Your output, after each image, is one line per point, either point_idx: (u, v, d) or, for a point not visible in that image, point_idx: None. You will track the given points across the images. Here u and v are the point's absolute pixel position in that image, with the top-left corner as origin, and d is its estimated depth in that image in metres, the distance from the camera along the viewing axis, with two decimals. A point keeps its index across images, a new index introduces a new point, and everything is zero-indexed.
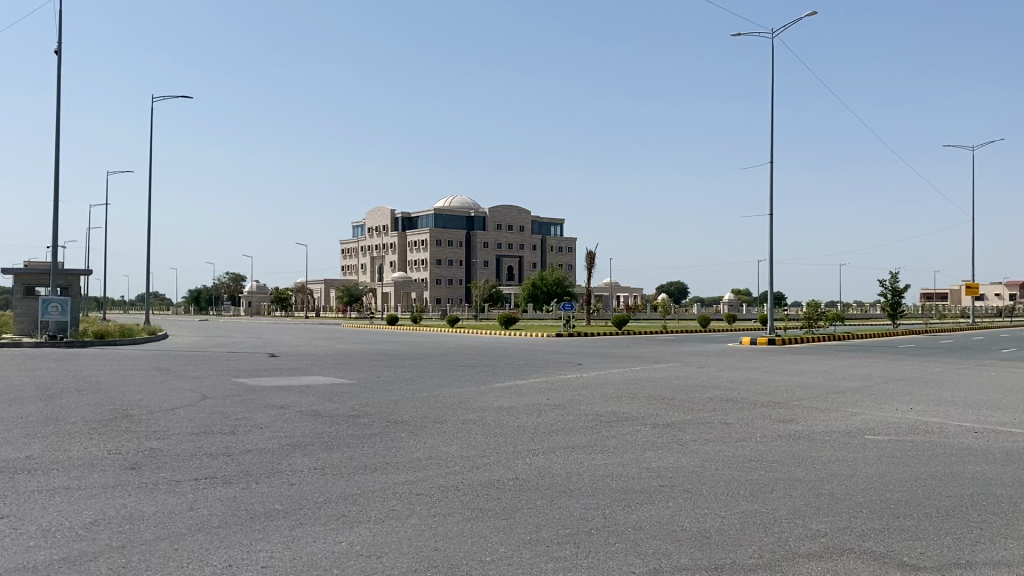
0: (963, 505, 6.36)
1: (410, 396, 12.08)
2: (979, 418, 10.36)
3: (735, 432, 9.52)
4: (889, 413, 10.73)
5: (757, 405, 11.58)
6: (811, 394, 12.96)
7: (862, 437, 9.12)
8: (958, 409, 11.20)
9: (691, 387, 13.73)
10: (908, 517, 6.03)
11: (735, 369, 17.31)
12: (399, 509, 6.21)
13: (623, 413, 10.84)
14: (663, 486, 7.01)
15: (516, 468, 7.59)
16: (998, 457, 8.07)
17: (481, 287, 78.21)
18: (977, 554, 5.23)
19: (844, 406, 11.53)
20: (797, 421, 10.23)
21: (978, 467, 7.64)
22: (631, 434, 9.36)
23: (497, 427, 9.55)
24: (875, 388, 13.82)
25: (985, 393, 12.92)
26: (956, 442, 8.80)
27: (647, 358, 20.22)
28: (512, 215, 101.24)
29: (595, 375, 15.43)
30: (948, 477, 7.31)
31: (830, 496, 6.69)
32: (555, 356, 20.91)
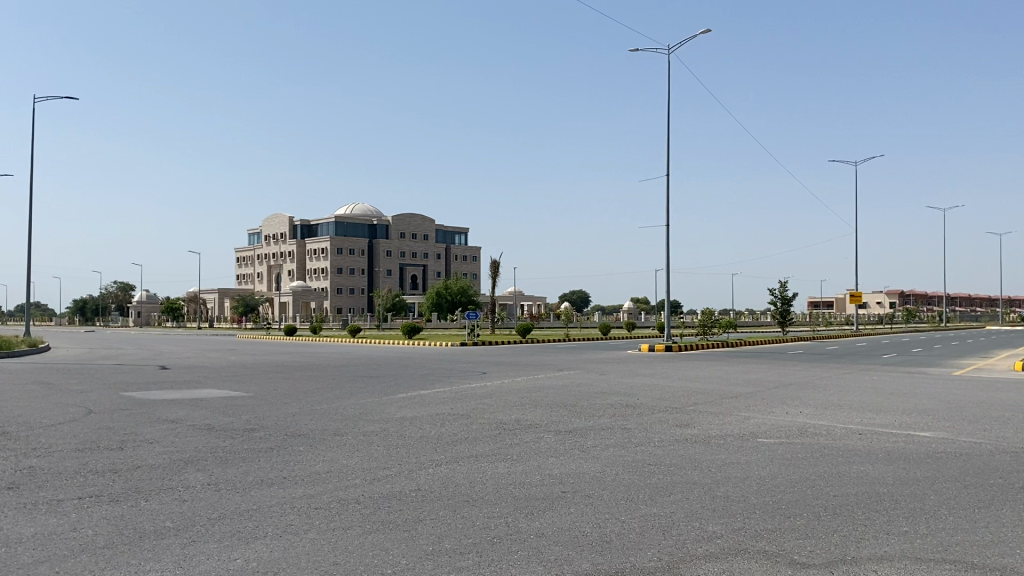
0: (848, 504, 6.65)
1: (309, 408, 11.82)
2: (862, 420, 10.87)
3: (634, 437, 9.70)
4: (779, 417, 11.14)
5: (655, 411, 11.83)
6: (707, 399, 13.31)
7: (754, 440, 9.44)
8: (841, 411, 11.73)
9: (591, 394, 13.92)
10: (797, 517, 6.26)
11: (635, 376, 17.62)
12: (297, 524, 6.06)
13: (525, 421, 10.90)
14: (565, 493, 7.07)
15: (418, 479, 7.52)
16: (880, 457, 8.48)
17: (384, 297, 77.48)
18: (862, 550, 5.47)
19: (738, 410, 11.91)
20: (693, 426, 10.49)
21: (861, 467, 8.01)
22: (534, 442, 9.42)
23: (399, 438, 9.44)
24: (767, 393, 14.32)
25: (866, 397, 13.57)
26: (842, 444, 9.20)
27: (549, 367, 20.36)
28: (416, 223, 100.79)
29: (498, 384, 15.46)
30: (835, 477, 7.62)
31: (725, 498, 6.89)
32: (457, 366, 20.83)
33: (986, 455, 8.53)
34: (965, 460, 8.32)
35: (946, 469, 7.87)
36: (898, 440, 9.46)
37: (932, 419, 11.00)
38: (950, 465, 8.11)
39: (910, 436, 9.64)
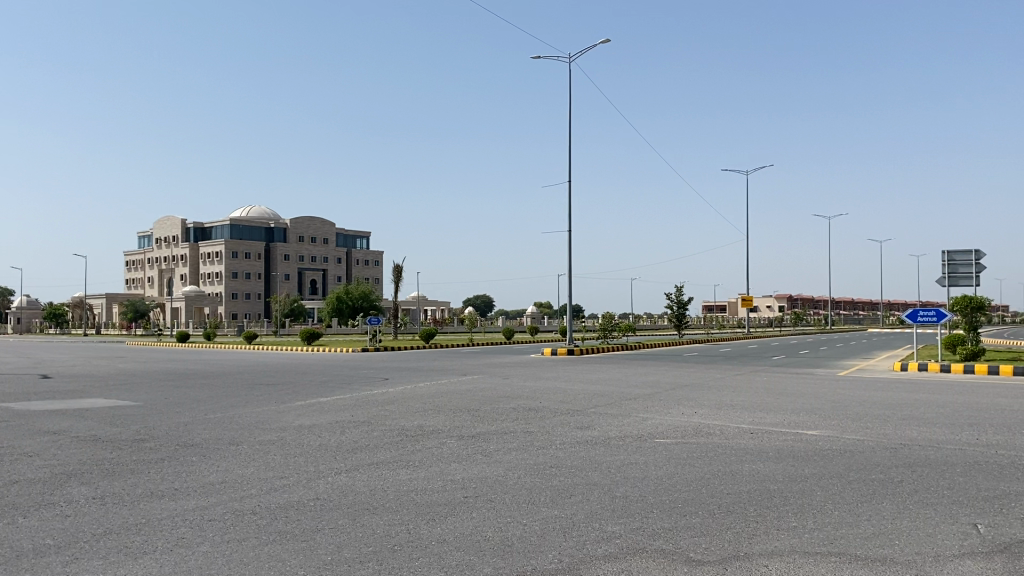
0: (741, 501, 6.87)
1: (203, 417, 11.44)
2: (754, 420, 11.25)
3: (536, 440, 9.78)
4: (676, 417, 11.44)
5: (556, 414, 11.95)
6: (606, 401, 13.54)
7: (652, 441, 9.64)
8: (734, 411, 12.12)
9: (495, 398, 13.97)
10: (694, 515, 6.43)
11: (537, 380, 17.76)
12: (189, 537, 5.87)
13: (428, 426, 10.85)
14: (467, 498, 7.07)
15: (317, 488, 7.38)
16: (771, 455, 8.81)
17: (283, 302, 75.76)
18: (754, 546, 5.67)
19: (637, 411, 12.14)
20: (594, 428, 10.65)
21: (753, 465, 8.28)
22: (436, 447, 9.38)
23: (297, 447, 9.25)
24: (664, 394, 14.68)
25: (758, 397, 14.07)
26: (736, 443, 9.51)
27: (452, 372, 20.31)
28: (316, 227, 99.30)
29: (400, 390, 15.33)
30: (728, 475, 7.88)
31: (624, 498, 7.02)
32: (358, 372, 20.55)
33: (868, 452, 8.96)
34: (849, 456, 8.71)
35: (832, 466, 8.23)
36: (787, 438, 9.84)
37: (818, 417, 11.48)
38: (835, 461, 8.48)
39: (799, 435, 10.04)
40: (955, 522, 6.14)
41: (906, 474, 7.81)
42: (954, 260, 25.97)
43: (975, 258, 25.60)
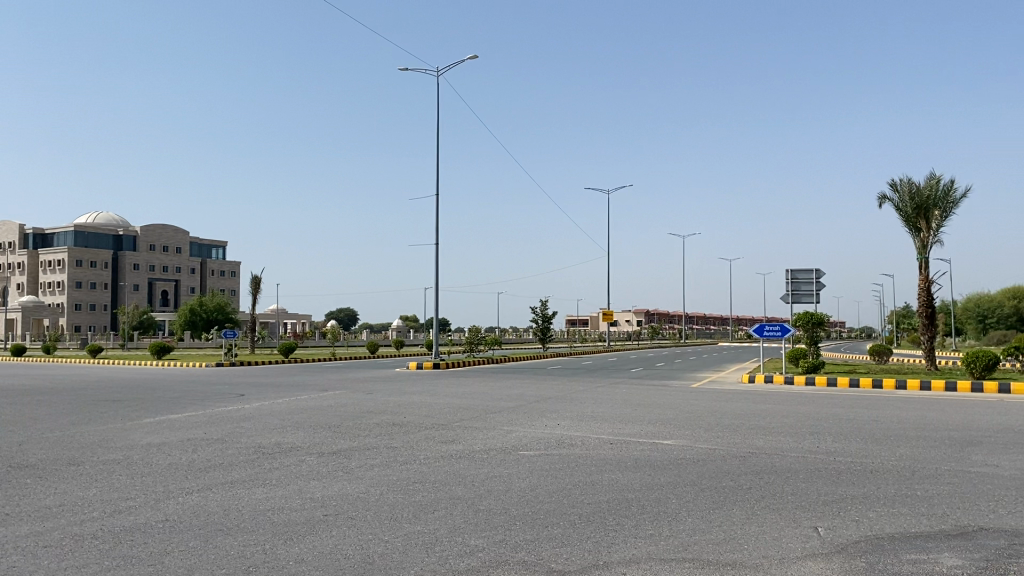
0: (601, 511, 7.03)
1: (40, 437, 10.63)
2: (613, 431, 11.55)
3: (399, 455, 9.67)
4: (539, 430, 11.59)
5: (419, 429, 11.85)
6: (471, 414, 13.55)
7: (515, 453, 9.73)
8: (595, 423, 12.39)
9: (358, 413, 13.71)
10: (555, 526, 6.52)
11: (401, 395, 17.50)
12: (21, 565, 5.44)
13: (286, 444, 10.51)
14: (327, 516, 6.89)
15: (166, 510, 7.01)
16: (630, 464, 9.06)
17: (133, 314, 71.75)
18: (613, 554, 5.80)
19: (501, 424, 12.22)
20: (457, 442, 10.64)
21: (612, 476, 8.46)
22: (294, 465, 9.10)
23: (144, 467, 8.76)
24: (527, 406, 14.84)
25: (618, 408, 14.45)
26: (597, 453, 9.72)
27: (313, 387, 19.77)
28: (170, 235, 94.87)
29: (258, 406, 14.78)
30: (589, 485, 8.04)
31: (487, 511, 7.04)
32: (213, 387, 19.69)
33: (719, 460, 9.37)
34: (701, 465, 9.06)
35: (686, 474, 8.54)
36: (645, 448, 10.15)
37: (673, 427, 11.91)
38: (689, 470, 8.79)
39: (655, 444, 10.37)
40: (798, 526, 6.49)
41: (754, 481, 8.20)
42: (797, 278, 27.62)
43: (816, 277, 27.31)
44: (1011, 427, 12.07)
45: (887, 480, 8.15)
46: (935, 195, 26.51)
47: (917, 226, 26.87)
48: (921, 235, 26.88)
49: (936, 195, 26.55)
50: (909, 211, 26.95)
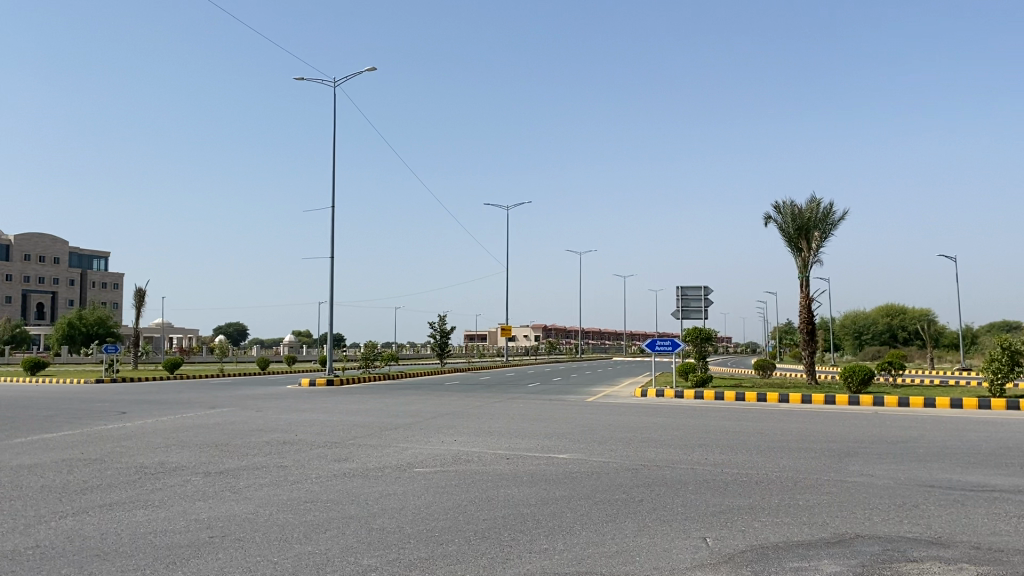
0: (496, 527, 7.01)
1: None
2: (509, 446, 11.58)
3: (289, 474, 9.41)
4: (435, 446, 11.50)
5: (312, 446, 11.57)
6: (365, 431, 13.33)
7: (410, 470, 9.61)
8: (491, 438, 12.39)
9: (248, 432, 13.29)
10: (450, 543, 6.47)
11: (293, 412, 17.08)
12: None
13: (170, 463, 10.08)
14: (213, 538, 6.64)
15: (38, 535, 6.60)
16: (526, 479, 9.08)
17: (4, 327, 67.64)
18: (508, 570, 5.78)
19: (396, 441, 12.06)
20: (350, 459, 10.44)
21: (507, 491, 8.46)
22: (179, 486, 8.73)
23: (14, 490, 8.23)
24: (423, 423, 14.72)
25: (514, 423, 14.50)
26: (493, 469, 9.71)
27: (200, 404, 19.10)
28: (46, 245, 90.03)
29: (141, 425, 14.13)
30: (484, 501, 8.01)
31: (381, 530, 6.92)
32: (91, 405, 18.75)
33: (612, 473, 9.51)
34: (595, 479, 9.17)
35: (581, 488, 8.63)
36: (540, 462, 10.20)
37: (568, 442, 12.03)
38: (583, 484, 8.87)
39: (550, 459, 10.44)
40: (688, 537, 6.64)
41: (646, 494, 8.35)
42: (686, 294, 28.46)
43: (704, 293, 28.21)
44: (884, 438, 12.73)
45: (772, 490, 8.44)
46: (815, 217, 27.82)
47: (799, 246, 28.10)
48: (802, 254, 28.10)
49: (816, 217, 27.87)
50: (791, 232, 28.16)
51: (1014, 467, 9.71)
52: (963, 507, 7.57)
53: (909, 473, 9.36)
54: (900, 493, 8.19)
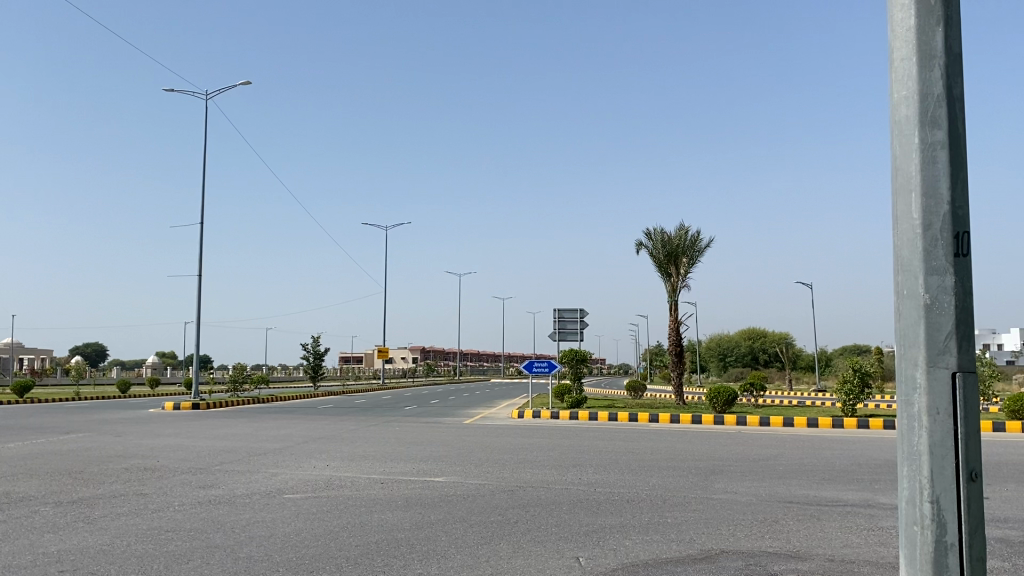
0: (369, 552, 6.88)
1: None
2: (383, 470, 11.40)
3: (150, 502, 8.95)
4: (306, 471, 11.19)
5: (175, 473, 11.05)
6: (232, 457, 12.84)
7: (280, 497, 9.30)
8: (365, 463, 12.17)
9: (105, 458, 12.55)
10: (320, 570, 6.30)
11: (154, 438, 16.23)
12: None
13: (16, 494, 9.38)
14: (62, 571, 6.23)
15: None
16: (401, 504, 8.96)
17: None
18: None
19: (265, 467, 11.67)
20: (217, 486, 10.03)
21: (382, 516, 8.32)
22: (25, 517, 8.14)
23: None
24: (294, 447, 14.31)
25: (389, 447, 14.28)
26: (366, 494, 9.53)
27: (51, 430, 17.88)
28: None
29: None
30: (357, 527, 7.85)
31: (248, 558, 6.67)
32: None
33: (488, 495, 9.52)
34: (470, 501, 9.14)
35: (455, 511, 8.58)
36: (415, 486, 10.10)
37: (444, 465, 11.97)
38: (458, 506, 8.83)
39: (425, 482, 10.34)
40: (561, 557, 6.71)
41: (521, 515, 8.38)
42: (563, 317, 28.96)
43: (580, 316, 28.78)
44: (747, 456, 13.29)
45: (641, 509, 8.64)
46: (683, 244, 28.92)
47: (668, 271, 29.10)
48: (672, 279, 29.09)
49: (684, 244, 28.97)
50: (661, 257, 29.13)
51: (863, 482, 10.34)
52: (818, 522, 7.97)
53: (770, 490, 9.79)
54: (762, 510, 8.54)
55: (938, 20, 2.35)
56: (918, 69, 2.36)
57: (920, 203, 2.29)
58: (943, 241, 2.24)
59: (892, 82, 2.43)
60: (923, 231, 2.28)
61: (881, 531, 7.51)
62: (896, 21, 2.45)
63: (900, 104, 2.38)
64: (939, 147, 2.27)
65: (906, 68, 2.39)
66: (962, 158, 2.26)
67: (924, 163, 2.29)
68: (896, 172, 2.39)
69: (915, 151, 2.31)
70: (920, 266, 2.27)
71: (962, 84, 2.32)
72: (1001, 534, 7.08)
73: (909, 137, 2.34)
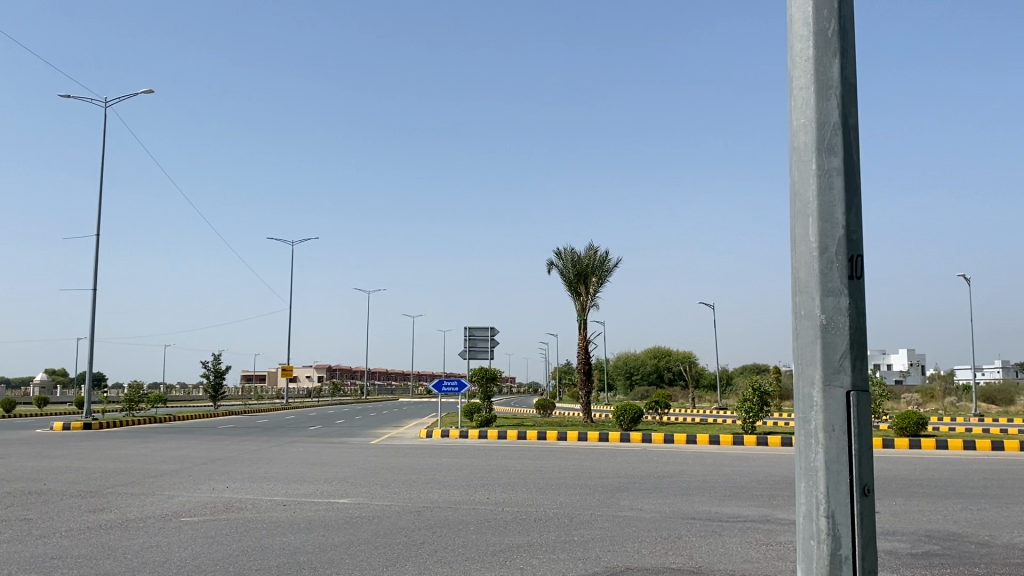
0: None
1: None
2: (287, 491, 11.11)
3: (35, 528, 8.47)
4: (205, 493, 10.82)
5: (63, 497, 10.50)
6: (126, 479, 12.29)
7: (177, 520, 8.95)
8: (267, 484, 11.84)
9: None
10: None
11: (41, 459, 15.40)
12: None
13: None
14: None
15: None
16: (304, 526, 8.74)
17: None
18: None
19: (161, 489, 11.22)
20: (108, 510, 9.58)
21: (283, 539, 8.11)
22: None
23: None
24: (192, 469, 13.81)
25: (292, 468, 13.93)
26: (268, 516, 9.26)
27: None
28: None
29: None
30: (258, 550, 7.62)
31: None
32: None
33: (394, 516, 9.38)
34: (376, 523, 8.99)
35: (360, 533, 8.42)
36: (319, 508, 9.87)
37: (349, 485, 11.74)
38: (363, 528, 8.68)
39: (330, 504, 10.13)
40: None
41: (427, 536, 8.29)
42: (473, 335, 28.93)
43: (490, 334, 28.79)
44: (651, 474, 13.49)
45: (548, 527, 8.66)
46: (592, 264, 29.34)
47: (577, 290, 29.46)
48: (581, 298, 29.44)
49: (593, 264, 29.38)
50: (571, 276, 29.48)
51: (762, 498, 10.64)
52: (719, 537, 8.15)
53: (673, 507, 9.97)
54: (666, 526, 8.68)
55: (834, 53, 2.44)
56: (815, 99, 2.46)
57: (817, 227, 2.38)
58: (839, 263, 2.33)
59: (792, 109, 2.52)
60: (820, 253, 2.36)
61: (779, 546, 7.73)
62: (795, 50, 2.54)
63: (799, 131, 2.47)
64: (834, 173, 2.37)
65: (804, 96, 2.48)
66: (855, 185, 2.36)
67: (821, 188, 2.38)
68: (794, 197, 2.47)
69: (813, 176, 2.40)
70: (816, 288, 2.35)
71: (856, 113, 2.42)
72: (891, 546, 7.39)
73: (806, 163, 2.43)
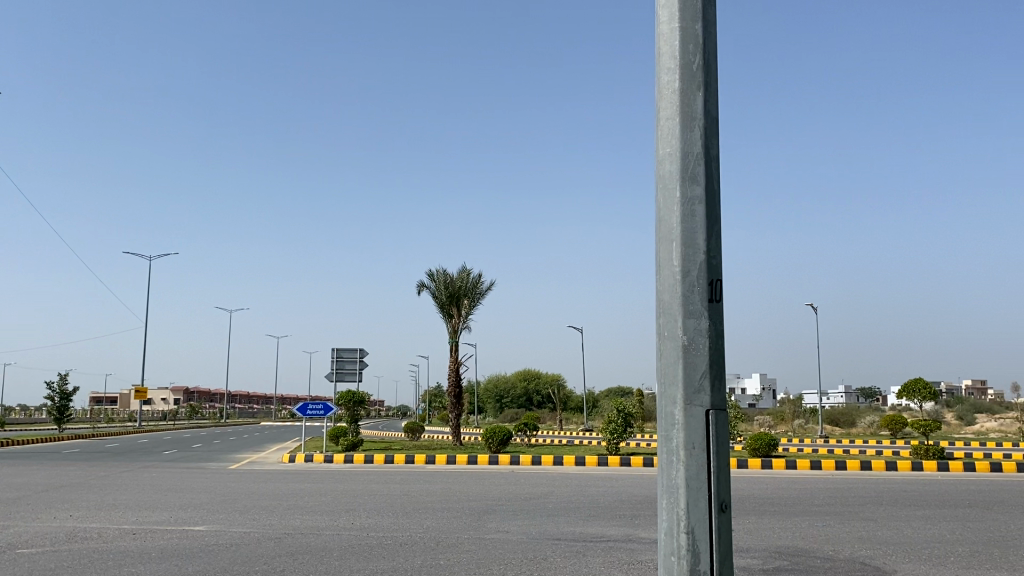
0: None
1: None
2: (137, 519, 10.51)
3: None
4: (46, 523, 10.09)
5: None
6: None
7: (12, 552, 8.30)
8: (116, 512, 11.17)
9: None
10: None
11: None
12: None
13: None
14: None
15: None
16: (155, 555, 8.29)
17: None
18: None
19: None
20: None
21: (133, 569, 7.66)
22: None
23: None
24: (32, 496, 12.87)
25: (142, 495, 13.20)
26: (115, 546, 8.73)
27: None
28: None
29: None
30: None
31: None
32: None
33: (253, 543, 9.04)
34: (234, 550, 8.64)
35: (217, 561, 8.06)
36: (172, 536, 9.38)
37: (206, 512, 11.24)
38: (221, 556, 8.32)
39: (185, 532, 9.66)
40: None
41: (288, 563, 8.03)
42: (342, 356, 28.40)
43: (359, 356, 28.33)
44: (519, 495, 13.58)
45: (415, 552, 8.55)
46: (463, 286, 29.40)
47: (449, 312, 29.44)
48: (452, 320, 29.47)
49: (465, 286, 29.46)
50: (442, 298, 29.43)
51: (625, 518, 10.90)
52: (584, 557, 8.28)
53: (539, 528, 10.05)
54: (533, 548, 8.74)
55: (698, 86, 2.57)
56: (680, 129, 2.56)
57: (680, 252, 2.47)
58: (700, 286, 2.42)
59: (657, 138, 2.62)
60: (682, 277, 2.45)
61: (641, 564, 7.92)
62: (661, 83, 2.65)
63: (664, 160, 2.57)
64: (696, 201, 2.47)
65: (669, 127, 2.58)
66: (716, 212, 2.48)
67: (684, 216, 2.48)
68: (659, 222, 2.56)
69: (676, 205, 2.49)
70: (678, 310, 2.44)
71: (718, 145, 2.55)
72: (744, 562, 7.70)
73: (671, 191, 2.52)
